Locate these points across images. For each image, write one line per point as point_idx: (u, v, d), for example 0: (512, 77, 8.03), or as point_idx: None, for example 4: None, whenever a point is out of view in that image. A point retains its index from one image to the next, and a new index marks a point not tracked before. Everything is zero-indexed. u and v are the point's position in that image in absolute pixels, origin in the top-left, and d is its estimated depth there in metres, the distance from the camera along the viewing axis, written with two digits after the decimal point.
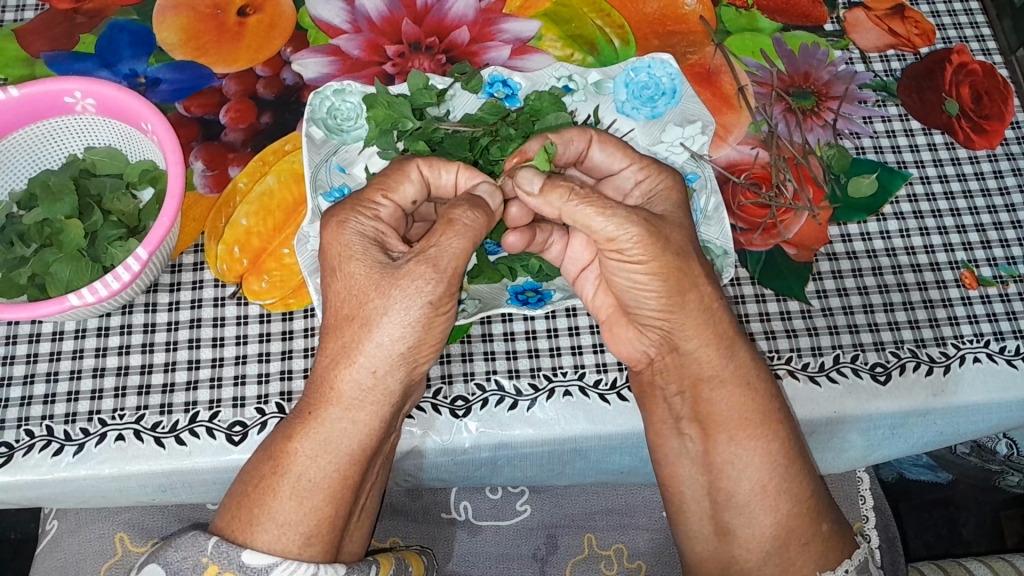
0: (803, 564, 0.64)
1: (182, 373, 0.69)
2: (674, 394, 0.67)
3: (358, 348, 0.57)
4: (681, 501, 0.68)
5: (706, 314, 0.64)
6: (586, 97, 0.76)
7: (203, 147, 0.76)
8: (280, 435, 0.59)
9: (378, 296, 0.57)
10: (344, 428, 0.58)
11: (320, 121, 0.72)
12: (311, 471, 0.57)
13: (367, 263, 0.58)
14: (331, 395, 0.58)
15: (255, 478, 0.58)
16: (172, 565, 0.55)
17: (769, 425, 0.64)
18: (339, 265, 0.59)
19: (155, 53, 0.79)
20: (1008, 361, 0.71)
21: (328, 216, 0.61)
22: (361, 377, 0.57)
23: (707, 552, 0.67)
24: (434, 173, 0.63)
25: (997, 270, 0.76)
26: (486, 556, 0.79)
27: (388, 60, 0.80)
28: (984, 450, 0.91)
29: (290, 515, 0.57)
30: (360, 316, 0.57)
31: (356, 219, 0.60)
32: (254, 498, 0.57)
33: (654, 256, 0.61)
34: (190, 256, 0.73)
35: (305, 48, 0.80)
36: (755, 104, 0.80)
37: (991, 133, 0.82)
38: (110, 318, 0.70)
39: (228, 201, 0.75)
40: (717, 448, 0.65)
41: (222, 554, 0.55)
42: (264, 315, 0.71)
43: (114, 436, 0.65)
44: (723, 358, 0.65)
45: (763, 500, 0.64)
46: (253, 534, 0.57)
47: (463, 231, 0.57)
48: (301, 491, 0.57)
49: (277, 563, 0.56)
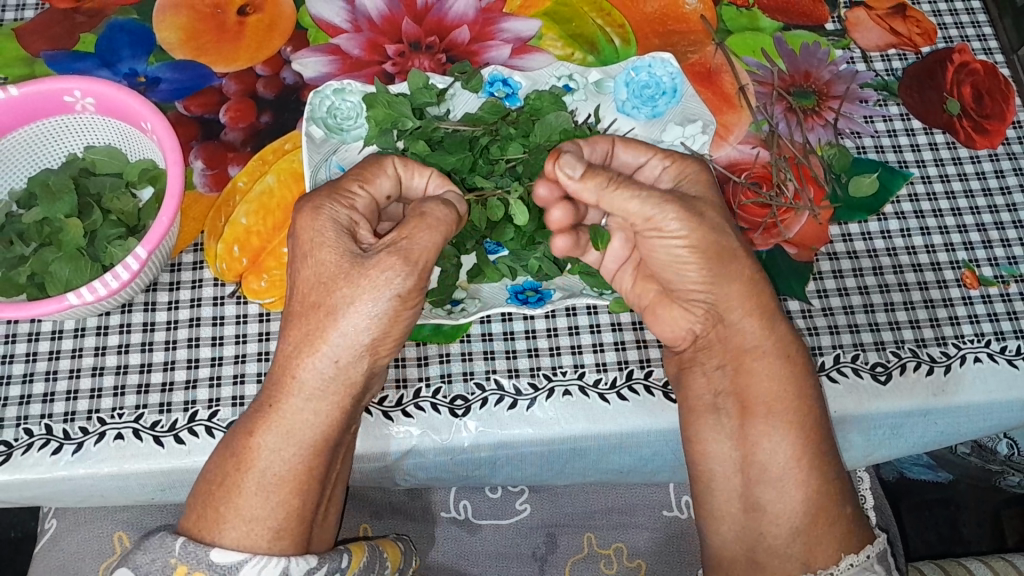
0: (827, 547, 0.63)
1: (181, 372, 0.69)
2: (715, 367, 0.67)
3: (322, 337, 0.57)
4: (710, 478, 0.66)
5: (749, 284, 0.65)
6: (586, 96, 0.75)
7: (202, 146, 0.76)
8: (239, 432, 0.58)
9: (345, 284, 0.57)
10: (307, 419, 0.57)
11: (320, 120, 0.72)
12: (275, 465, 0.57)
13: (338, 251, 0.58)
14: (290, 384, 0.57)
15: (219, 477, 0.57)
16: (141, 568, 0.55)
17: (802, 404, 0.64)
18: (310, 250, 0.59)
19: (154, 53, 0.79)
20: (1009, 361, 0.71)
21: (303, 202, 0.60)
22: (323, 368, 0.57)
23: (733, 533, 0.66)
24: (409, 174, 0.64)
25: (998, 270, 0.75)
26: (486, 556, 0.79)
27: (388, 59, 0.80)
28: (985, 450, 0.91)
29: (257, 511, 0.57)
30: (326, 305, 0.57)
31: (331, 207, 0.59)
32: (218, 498, 0.57)
33: (694, 230, 0.63)
34: (190, 255, 0.73)
35: (305, 47, 0.80)
36: (755, 104, 0.80)
37: (992, 133, 0.82)
38: (110, 317, 0.70)
39: (227, 199, 0.74)
40: (755, 428, 0.64)
41: (190, 554, 0.55)
42: (263, 315, 0.71)
43: (113, 435, 0.65)
44: (769, 333, 0.65)
45: (792, 477, 0.63)
46: (220, 532, 0.56)
47: (434, 224, 0.58)
48: (266, 486, 0.57)
49: (247, 560, 0.55)
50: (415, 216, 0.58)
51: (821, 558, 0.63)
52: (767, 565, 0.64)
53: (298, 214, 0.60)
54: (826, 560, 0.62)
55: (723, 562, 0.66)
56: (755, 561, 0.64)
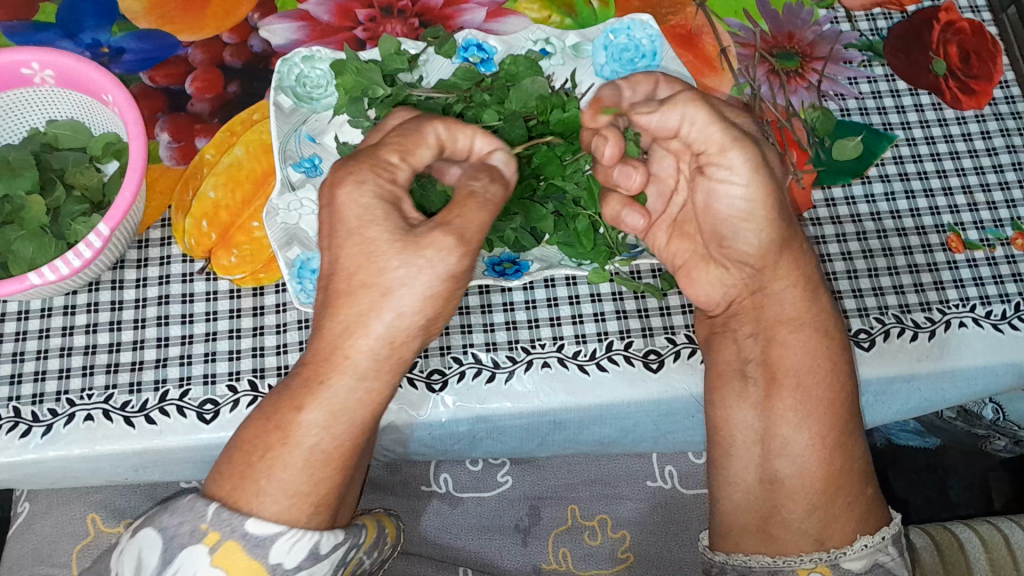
0: (845, 524, 0.60)
1: (150, 351, 0.67)
2: (747, 335, 0.64)
3: (372, 316, 0.54)
4: (729, 445, 0.63)
5: (797, 248, 0.63)
6: (564, 60, 0.74)
7: (169, 118, 0.74)
8: (281, 404, 0.54)
9: (399, 265, 0.53)
10: (356, 398, 0.54)
11: (289, 89, 0.70)
12: (323, 441, 0.53)
13: (389, 229, 0.54)
14: (343, 362, 0.54)
15: (260, 448, 0.53)
16: (167, 530, 0.52)
17: (836, 374, 0.61)
18: (357, 227, 0.54)
19: (119, 22, 0.77)
20: (994, 325, 0.70)
21: (340, 170, 0.55)
22: (376, 346, 0.54)
23: (745, 502, 0.62)
24: (451, 136, 0.58)
25: (984, 233, 0.74)
26: (468, 528, 0.78)
27: (359, 25, 0.78)
28: (970, 415, 0.90)
29: (299, 486, 0.53)
30: (380, 284, 0.53)
31: (374, 180, 0.55)
32: (258, 470, 0.53)
33: (760, 180, 0.59)
34: (158, 231, 0.71)
35: (273, 14, 0.78)
36: (737, 66, 0.78)
37: (979, 93, 0.80)
38: (77, 296, 0.69)
39: (195, 172, 0.72)
40: (781, 402, 0.61)
41: (224, 522, 0.51)
42: (234, 291, 0.69)
43: (83, 417, 0.64)
44: (809, 305, 0.63)
45: (818, 449, 0.60)
46: (258, 505, 0.52)
47: (486, 203, 0.55)
48: (314, 462, 0.53)
49: (283, 532, 0.52)
50: (469, 199, 0.55)
51: (836, 536, 0.60)
52: (780, 539, 0.60)
53: (354, 184, 0.54)
54: (841, 538, 0.59)
55: (734, 532, 0.62)
56: (769, 532, 0.61)
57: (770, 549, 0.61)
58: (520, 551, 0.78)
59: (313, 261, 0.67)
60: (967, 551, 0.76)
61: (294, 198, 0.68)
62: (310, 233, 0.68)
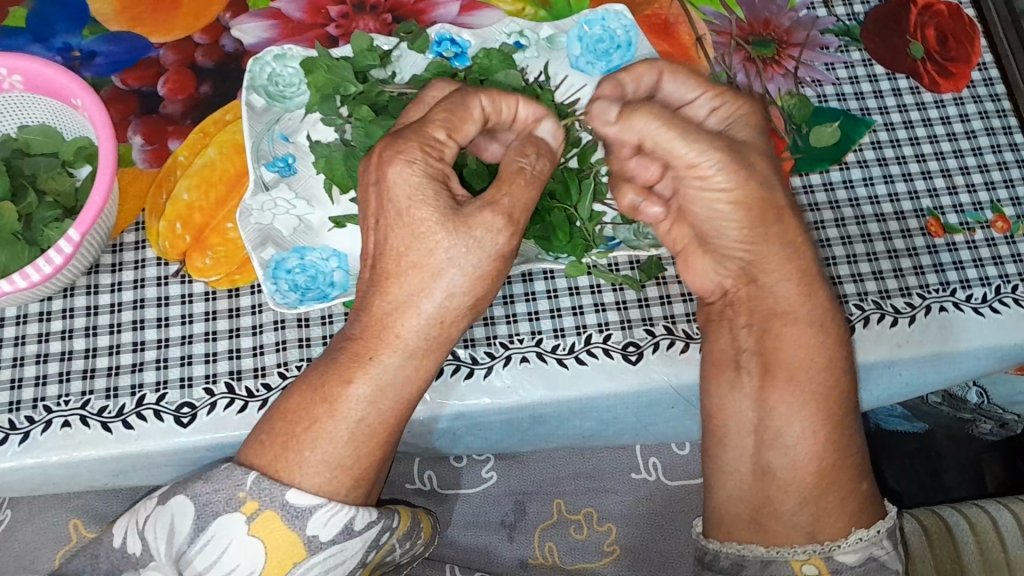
0: (837, 518, 0.59)
1: (127, 355, 0.66)
2: (743, 325, 0.64)
3: (421, 295, 0.54)
4: (723, 434, 0.63)
5: (790, 248, 0.61)
6: (539, 52, 0.74)
7: (142, 121, 0.74)
8: (329, 376, 0.55)
9: (448, 242, 0.53)
10: (401, 376, 0.55)
11: (261, 88, 0.70)
12: (368, 416, 0.55)
13: (438, 210, 0.53)
14: (392, 341, 0.54)
15: (306, 419, 0.54)
16: (202, 497, 0.52)
17: (834, 370, 0.61)
18: (406, 207, 0.53)
19: (89, 26, 0.76)
20: (975, 309, 0.70)
21: (384, 146, 0.53)
22: (424, 327, 0.54)
23: (738, 491, 0.62)
24: (496, 108, 0.56)
25: (963, 217, 0.74)
26: (453, 524, 0.78)
27: (331, 22, 0.77)
28: (956, 400, 0.90)
29: (341, 459, 0.54)
30: (427, 265, 0.53)
31: (423, 159, 0.52)
32: (304, 440, 0.54)
33: (739, 182, 0.58)
34: (132, 235, 0.70)
35: (244, 13, 0.77)
36: (713, 55, 0.78)
37: (957, 76, 0.79)
38: (52, 302, 0.68)
39: (168, 174, 0.72)
40: (775, 395, 0.61)
41: (263, 490, 0.52)
42: (209, 293, 0.69)
43: (60, 423, 0.64)
44: (806, 300, 0.61)
45: (812, 445, 0.60)
46: (301, 475, 0.54)
47: (533, 181, 0.55)
48: (358, 436, 0.55)
49: (322, 505, 0.53)
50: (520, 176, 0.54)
51: (828, 530, 0.59)
52: (771, 531, 0.60)
53: (403, 165, 0.52)
54: (834, 532, 0.59)
55: (726, 521, 0.62)
56: (760, 522, 0.61)
57: (762, 539, 0.60)
58: (507, 546, 0.77)
59: (288, 261, 0.66)
60: (954, 534, 0.74)
61: (268, 198, 0.67)
62: (284, 233, 0.67)
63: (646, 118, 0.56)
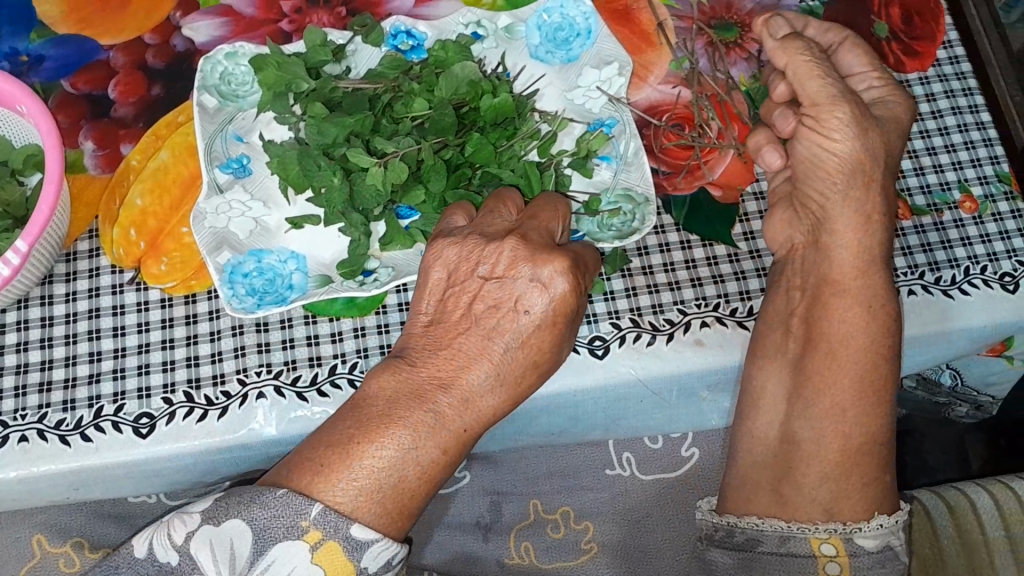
0: (856, 502, 0.60)
1: (84, 366, 0.65)
2: (797, 287, 0.65)
3: (517, 381, 0.56)
4: (756, 399, 0.65)
5: (861, 214, 0.61)
6: (496, 43, 0.72)
7: (93, 125, 0.72)
8: (417, 424, 0.53)
9: (548, 351, 0.56)
10: (472, 436, 0.55)
11: (213, 88, 0.68)
12: (439, 471, 0.54)
13: (559, 329, 0.56)
14: (474, 404, 0.54)
15: (387, 463, 0.52)
16: (259, 523, 0.50)
17: (874, 357, 0.61)
18: (542, 313, 0.55)
19: (37, 29, 0.74)
20: (944, 292, 0.69)
21: (549, 254, 0.55)
22: (502, 397, 0.56)
23: (762, 456, 0.64)
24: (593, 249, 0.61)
25: (930, 198, 0.73)
26: (427, 526, 0.78)
27: (284, 18, 0.75)
28: (929, 382, 0.90)
29: (402, 505, 0.53)
30: (528, 357, 0.55)
31: (575, 292, 0.56)
32: (381, 479, 0.52)
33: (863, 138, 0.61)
34: (85, 242, 0.69)
35: (195, 11, 0.75)
36: (675, 40, 0.76)
37: (922, 55, 0.78)
38: (6, 315, 0.67)
39: (121, 179, 0.70)
40: (812, 364, 0.62)
41: (329, 522, 0.50)
42: (165, 300, 0.67)
43: (17, 438, 0.62)
44: (859, 277, 0.62)
45: (840, 425, 0.61)
46: (365, 509, 0.51)
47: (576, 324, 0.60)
48: (423, 486, 0.53)
49: (378, 539, 0.51)
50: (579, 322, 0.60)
51: (848, 513, 0.60)
52: (791, 504, 0.61)
53: (568, 285, 0.55)
54: (853, 515, 0.60)
55: (745, 488, 0.64)
56: (781, 492, 0.62)
57: (782, 513, 0.62)
58: (482, 546, 0.77)
59: (245, 265, 0.65)
60: (933, 518, 0.73)
61: (222, 201, 0.66)
62: (240, 236, 0.66)
63: (797, 49, 0.63)
